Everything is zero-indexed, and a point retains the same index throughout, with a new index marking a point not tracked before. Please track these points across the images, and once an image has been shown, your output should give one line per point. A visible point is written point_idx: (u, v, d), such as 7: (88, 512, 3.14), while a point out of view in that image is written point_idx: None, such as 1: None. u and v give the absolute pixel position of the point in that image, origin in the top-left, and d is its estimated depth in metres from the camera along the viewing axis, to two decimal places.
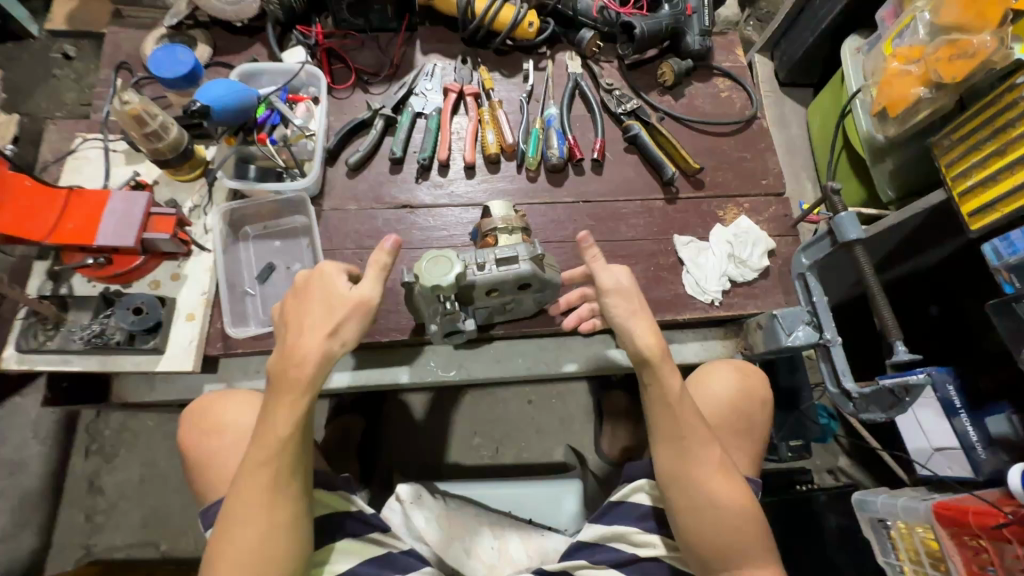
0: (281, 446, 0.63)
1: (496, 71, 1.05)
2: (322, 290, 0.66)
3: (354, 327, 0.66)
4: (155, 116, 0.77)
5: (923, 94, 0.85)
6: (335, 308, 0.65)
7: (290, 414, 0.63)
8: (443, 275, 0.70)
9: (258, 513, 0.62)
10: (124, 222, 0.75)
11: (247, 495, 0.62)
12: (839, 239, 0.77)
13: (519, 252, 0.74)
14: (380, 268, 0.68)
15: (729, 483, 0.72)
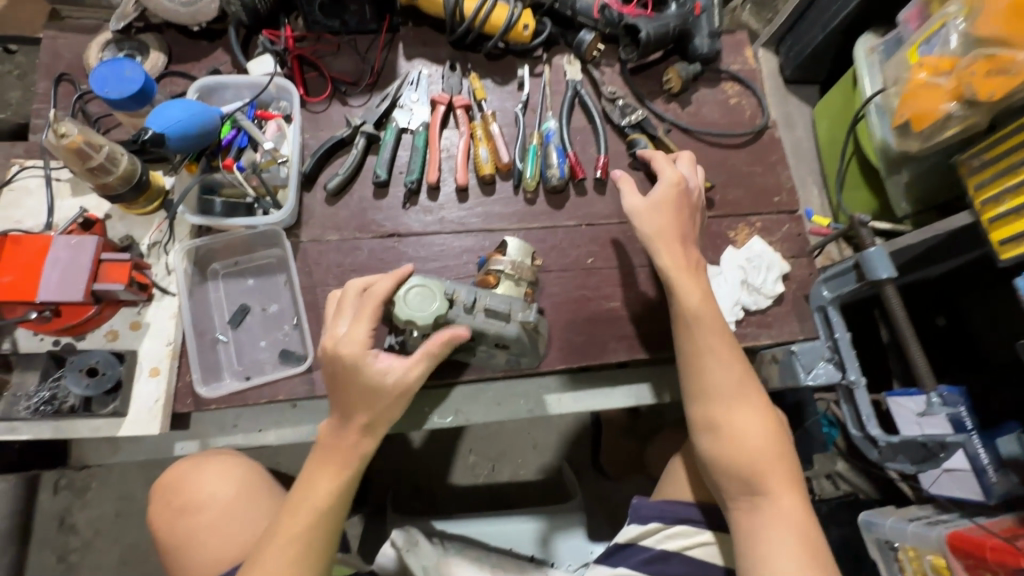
0: (314, 520, 0.61)
1: (488, 77, 0.96)
2: (357, 382, 0.61)
3: (397, 409, 0.63)
4: (100, 147, 0.67)
5: (953, 111, 0.79)
6: (387, 397, 0.62)
7: (330, 483, 0.62)
8: (422, 312, 0.64)
9: None
10: (70, 274, 0.66)
11: (268, 558, 0.58)
12: (866, 277, 0.71)
13: (512, 308, 0.67)
14: (431, 355, 0.62)
15: (783, 450, 0.71)
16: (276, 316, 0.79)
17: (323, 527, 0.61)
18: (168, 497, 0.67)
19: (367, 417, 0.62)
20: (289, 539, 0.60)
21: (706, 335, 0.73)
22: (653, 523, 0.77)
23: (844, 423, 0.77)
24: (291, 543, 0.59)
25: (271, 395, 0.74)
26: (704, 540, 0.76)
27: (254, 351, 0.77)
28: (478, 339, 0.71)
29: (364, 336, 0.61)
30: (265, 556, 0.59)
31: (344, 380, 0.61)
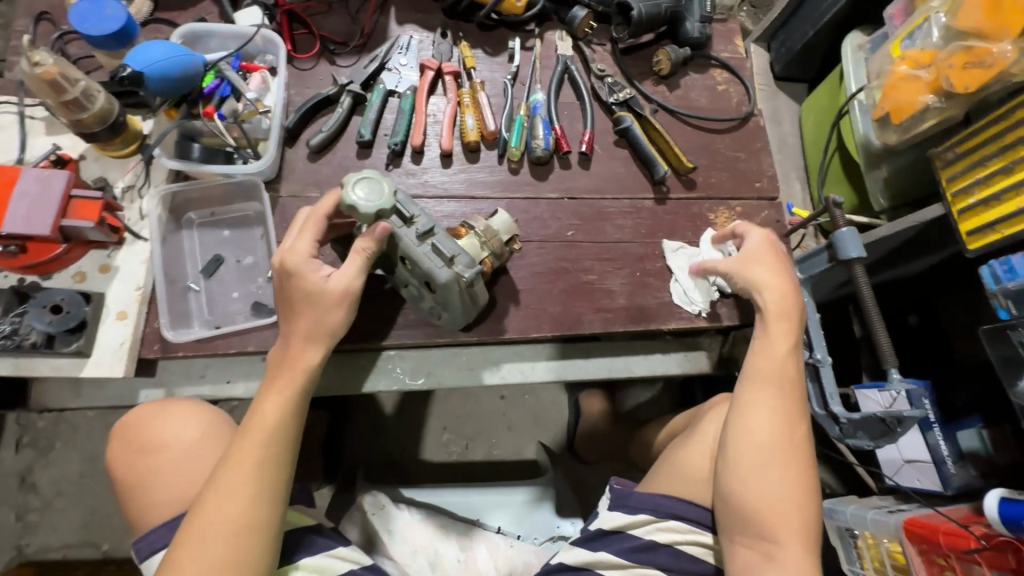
0: (269, 443, 0.61)
1: (479, 47, 0.96)
2: (298, 290, 0.64)
3: (337, 318, 0.66)
4: (76, 81, 0.66)
5: (931, 102, 0.81)
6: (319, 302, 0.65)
7: (282, 407, 0.62)
8: (372, 203, 0.66)
9: (233, 507, 0.57)
10: (37, 207, 0.64)
11: (223, 487, 0.58)
12: (838, 257, 0.73)
13: (457, 255, 0.68)
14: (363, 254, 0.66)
15: (812, 513, 0.70)
16: (251, 269, 0.78)
17: (281, 449, 0.61)
18: (126, 441, 0.65)
19: (307, 328, 0.64)
20: (243, 464, 0.59)
21: (780, 390, 0.72)
22: (644, 515, 0.77)
23: (808, 402, 0.78)
24: (251, 470, 0.59)
25: (241, 346, 0.73)
26: (693, 535, 0.75)
27: (226, 302, 0.76)
28: (412, 269, 0.70)
29: (306, 249, 0.65)
30: (220, 483, 0.58)
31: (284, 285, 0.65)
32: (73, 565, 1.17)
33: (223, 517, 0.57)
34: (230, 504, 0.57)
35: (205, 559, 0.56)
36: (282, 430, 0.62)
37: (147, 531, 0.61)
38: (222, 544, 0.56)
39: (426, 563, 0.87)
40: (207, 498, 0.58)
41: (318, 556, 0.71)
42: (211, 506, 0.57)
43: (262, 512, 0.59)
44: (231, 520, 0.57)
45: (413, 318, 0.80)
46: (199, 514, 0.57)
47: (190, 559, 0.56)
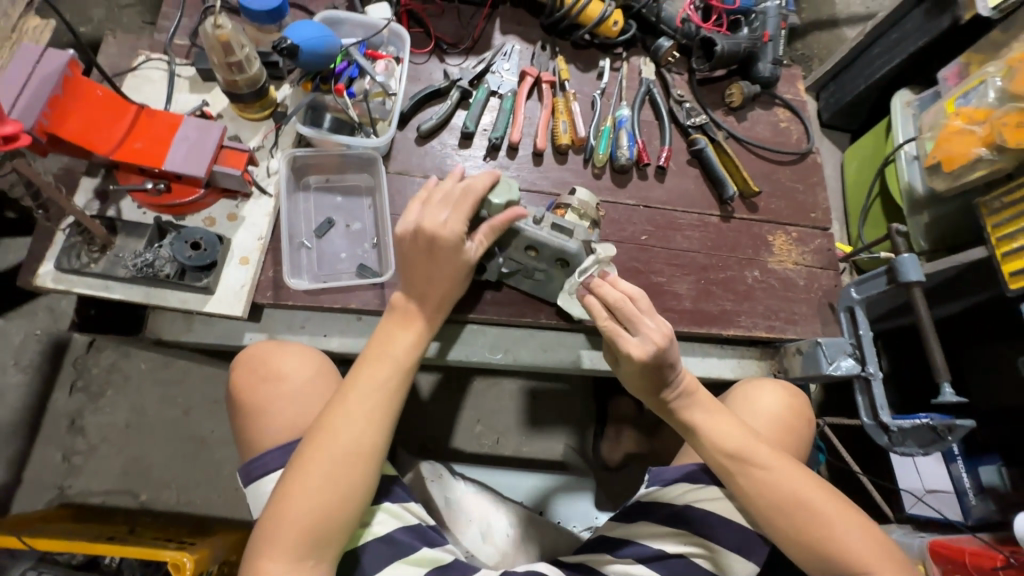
0: (395, 368, 0.69)
1: (573, 63, 1.05)
2: (449, 260, 0.72)
3: (455, 288, 0.74)
4: (242, 47, 0.74)
5: (983, 154, 0.90)
6: (465, 273, 0.74)
7: (410, 337, 0.71)
8: (506, 196, 0.76)
9: (360, 420, 0.65)
10: (195, 151, 0.71)
11: (355, 405, 0.65)
12: (898, 279, 0.80)
13: (575, 229, 0.78)
14: (493, 234, 0.74)
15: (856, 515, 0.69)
16: (359, 234, 0.84)
17: (401, 376, 0.69)
18: (246, 368, 0.70)
19: (440, 296, 0.73)
20: (368, 385, 0.67)
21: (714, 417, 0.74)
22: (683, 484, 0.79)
23: (857, 412, 0.84)
24: (376, 389, 0.67)
25: (345, 302, 0.79)
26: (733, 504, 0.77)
27: (334, 261, 0.83)
28: (540, 255, 0.79)
29: (460, 227, 0.71)
30: (346, 409, 0.65)
31: (434, 251, 0.71)
32: (111, 511, 1.19)
33: (353, 435, 0.64)
34: (357, 423, 0.64)
35: (328, 466, 0.62)
36: (405, 357, 0.70)
37: (262, 454, 0.65)
38: (353, 458, 0.63)
39: (478, 533, 0.92)
40: (338, 414, 0.65)
41: (395, 504, 0.75)
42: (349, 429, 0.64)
43: (381, 428, 0.66)
44: (357, 433, 0.64)
45: (499, 297, 0.86)
46: (328, 425, 0.64)
47: (325, 476, 0.61)
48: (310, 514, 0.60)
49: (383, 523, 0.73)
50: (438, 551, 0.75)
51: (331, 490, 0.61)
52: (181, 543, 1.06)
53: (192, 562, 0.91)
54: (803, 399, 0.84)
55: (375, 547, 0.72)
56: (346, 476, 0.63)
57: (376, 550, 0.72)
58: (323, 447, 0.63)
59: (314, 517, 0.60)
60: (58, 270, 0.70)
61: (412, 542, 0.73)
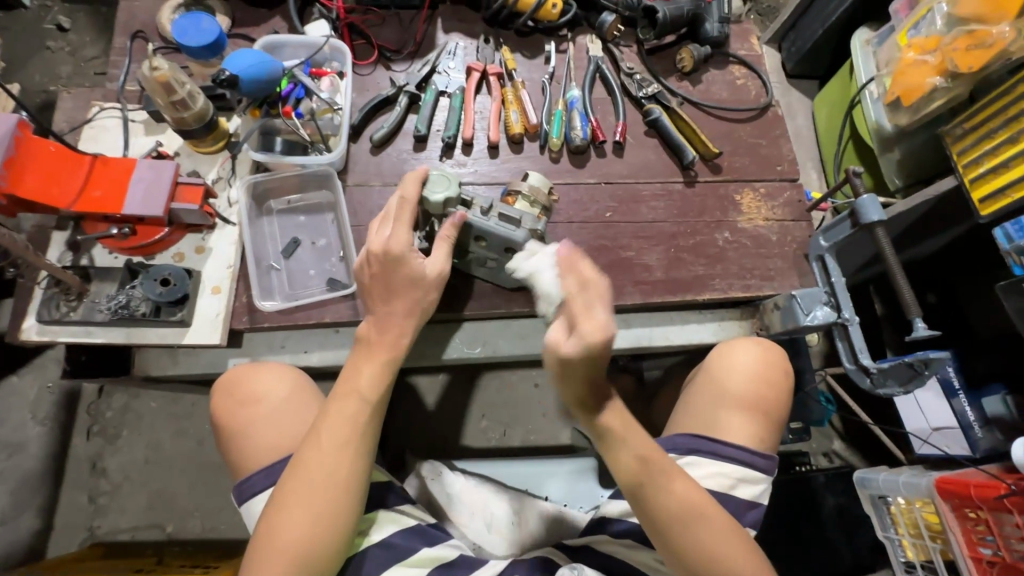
0: (362, 404, 0.70)
1: (518, 51, 1.06)
2: (407, 279, 0.73)
3: (432, 301, 0.76)
4: (183, 84, 0.76)
5: (939, 83, 0.89)
6: (425, 289, 0.75)
7: (376, 372, 0.72)
8: (442, 192, 0.77)
9: (330, 454, 0.67)
10: (152, 192, 0.74)
11: (326, 439, 0.67)
12: (860, 222, 0.79)
13: (522, 218, 0.78)
14: (449, 241, 0.76)
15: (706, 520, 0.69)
16: (325, 249, 0.87)
17: (369, 409, 0.71)
18: (223, 395, 0.72)
19: (407, 308, 0.74)
20: (339, 422, 0.69)
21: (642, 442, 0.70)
22: (690, 457, 0.77)
23: (838, 358, 0.83)
24: (349, 426, 0.69)
25: (319, 316, 0.82)
26: (733, 472, 0.75)
27: (304, 279, 0.85)
28: (489, 244, 0.79)
29: (408, 238, 0.74)
30: (318, 441, 0.67)
31: (388, 272, 0.73)
32: (140, 545, 1.24)
33: (321, 468, 0.66)
34: (325, 455, 0.66)
35: (311, 501, 0.65)
36: (375, 391, 0.71)
37: (250, 475, 0.68)
38: (325, 490, 0.65)
39: (483, 524, 0.94)
40: (310, 446, 0.67)
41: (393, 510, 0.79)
42: (314, 467, 0.66)
43: (356, 459, 0.68)
44: (332, 468, 0.66)
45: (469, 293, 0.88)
46: (303, 460, 0.66)
47: (296, 506, 0.64)
48: (295, 546, 0.63)
49: (380, 531, 0.77)
50: (440, 549, 0.79)
51: (314, 523, 0.64)
52: (209, 568, 1.10)
53: None
54: (775, 348, 0.84)
55: (374, 553, 0.75)
56: (327, 510, 0.65)
57: (376, 555, 0.75)
58: (295, 480, 0.65)
59: (298, 548, 0.63)
60: (41, 323, 0.74)
61: (413, 543, 0.77)
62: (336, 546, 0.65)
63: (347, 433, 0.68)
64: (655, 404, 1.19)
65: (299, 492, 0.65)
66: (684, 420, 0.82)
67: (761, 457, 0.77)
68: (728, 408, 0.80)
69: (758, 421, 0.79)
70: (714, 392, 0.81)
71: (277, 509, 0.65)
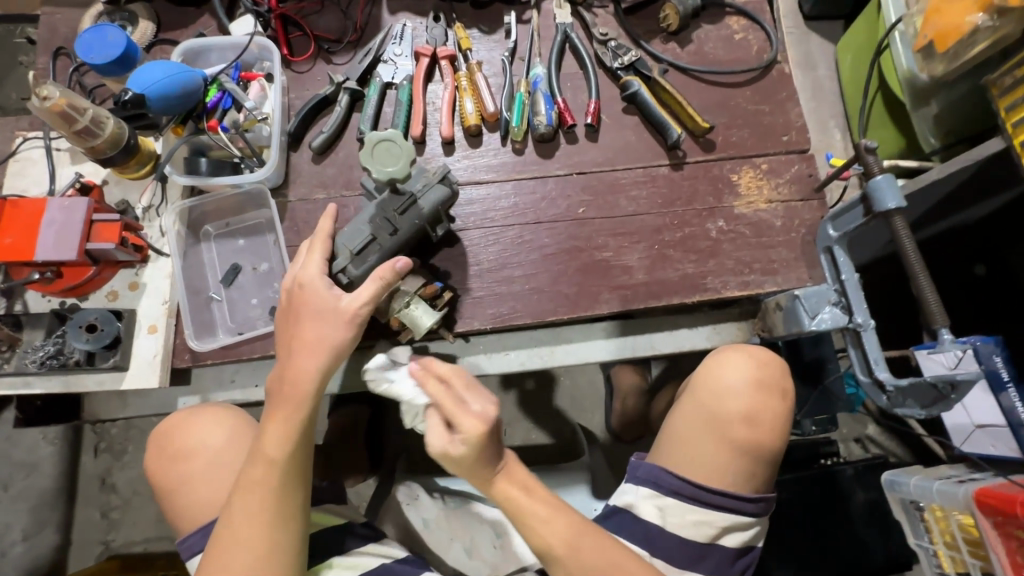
0: (272, 464, 0.62)
1: (475, 27, 0.93)
2: (313, 308, 0.65)
3: (346, 335, 0.65)
4: (84, 110, 0.69)
5: (981, 22, 0.71)
6: (344, 324, 0.65)
7: (282, 434, 0.62)
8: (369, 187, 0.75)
9: (248, 527, 0.60)
10: (64, 233, 0.68)
11: (240, 512, 0.60)
12: (874, 209, 0.65)
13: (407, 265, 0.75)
14: (383, 282, 0.66)
15: None
16: (267, 274, 0.80)
17: (286, 471, 0.62)
18: (158, 449, 0.69)
19: (314, 342, 0.64)
20: (252, 490, 0.61)
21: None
22: (669, 498, 0.68)
23: (850, 369, 0.71)
24: (263, 499, 0.61)
25: (263, 350, 0.76)
26: (715, 519, 0.68)
27: (246, 309, 0.79)
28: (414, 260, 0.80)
29: (319, 265, 0.68)
30: (233, 512, 0.61)
31: (298, 307, 0.66)
32: (153, 556, 1.28)
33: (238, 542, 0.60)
34: (242, 528, 0.60)
35: None
36: (283, 453, 0.62)
37: (188, 534, 0.65)
38: (244, 564, 0.59)
39: (463, 550, 0.89)
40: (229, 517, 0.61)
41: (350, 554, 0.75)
42: (232, 543, 0.60)
43: (279, 526, 0.61)
44: (249, 547, 0.60)
45: None
46: (221, 535, 0.60)
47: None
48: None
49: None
50: None
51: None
52: None
53: None
54: (774, 361, 0.74)
55: None
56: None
57: None
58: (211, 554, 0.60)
59: None
60: None
61: None
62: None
63: (264, 503, 0.61)
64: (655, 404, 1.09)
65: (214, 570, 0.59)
66: (665, 445, 0.73)
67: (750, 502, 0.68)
68: (714, 437, 0.70)
69: (744, 458, 0.70)
70: (701, 426, 0.71)
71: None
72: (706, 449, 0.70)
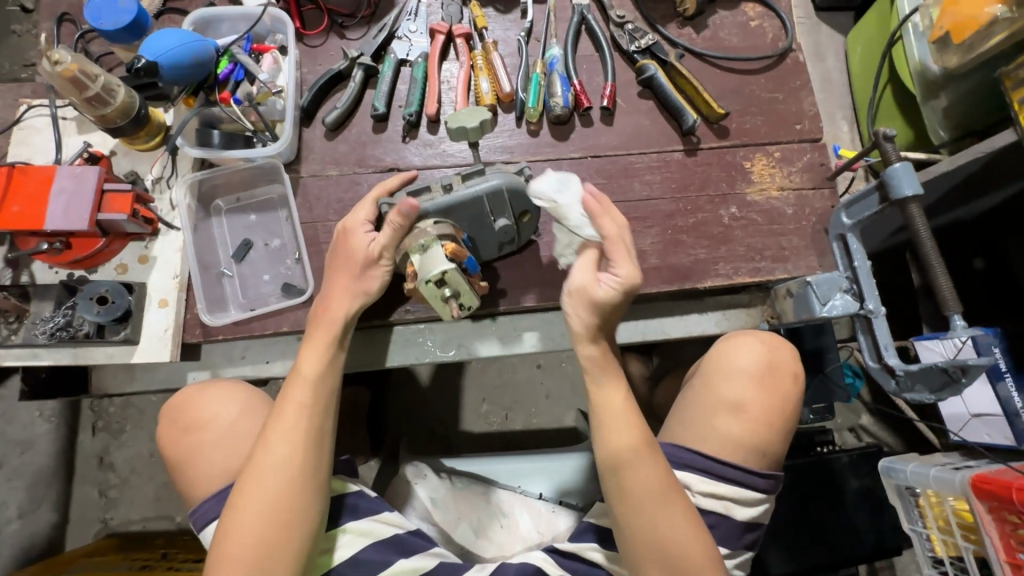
0: (309, 387, 0.66)
1: (490, 6, 0.92)
2: (346, 251, 0.70)
3: (375, 279, 0.70)
4: (96, 77, 0.67)
5: (1000, 13, 0.72)
6: (376, 267, 0.70)
7: (321, 358, 0.68)
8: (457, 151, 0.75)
9: (288, 446, 0.63)
10: (76, 203, 0.67)
11: (277, 433, 0.64)
12: (890, 197, 0.66)
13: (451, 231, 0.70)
14: (397, 227, 0.67)
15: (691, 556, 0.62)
16: (279, 251, 0.80)
17: (323, 393, 0.67)
18: (171, 421, 0.68)
19: (348, 283, 0.70)
20: (288, 411, 0.65)
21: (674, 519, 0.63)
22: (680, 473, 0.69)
23: (860, 355, 0.73)
24: (299, 417, 0.65)
25: (275, 326, 0.75)
26: (727, 494, 0.69)
27: (259, 285, 0.79)
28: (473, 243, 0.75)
29: (363, 217, 0.70)
30: (271, 436, 0.64)
31: (338, 252, 0.71)
32: (152, 535, 1.27)
33: (275, 462, 0.62)
34: (280, 447, 0.63)
35: (265, 500, 0.61)
36: (320, 377, 0.67)
37: (202, 503, 0.64)
38: (279, 484, 0.61)
39: (470, 529, 0.90)
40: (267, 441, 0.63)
41: (361, 521, 0.75)
42: (268, 462, 0.62)
43: (315, 449, 0.64)
44: (284, 461, 0.62)
45: None
46: (258, 458, 0.63)
47: (250, 503, 0.61)
48: (250, 549, 0.59)
49: (347, 546, 0.73)
50: (418, 559, 0.75)
51: (269, 525, 0.60)
52: None
53: None
54: (785, 346, 0.75)
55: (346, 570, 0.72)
56: (287, 509, 0.61)
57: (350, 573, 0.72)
58: (246, 477, 0.62)
59: (257, 548, 0.60)
60: None
61: (387, 555, 0.73)
62: (301, 549, 0.61)
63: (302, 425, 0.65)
64: (658, 390, 1.10)
65: (251, 488, 0.61)
66: (675, 426, 0.73)
67: (761, 477, 0.69)
68: (724, 415, 0.71)
69: (757, 432, 0.71)
70: (710, 406, 0.72)
71: (230, 513, 0.61)
72: (722, 426, 0.71)
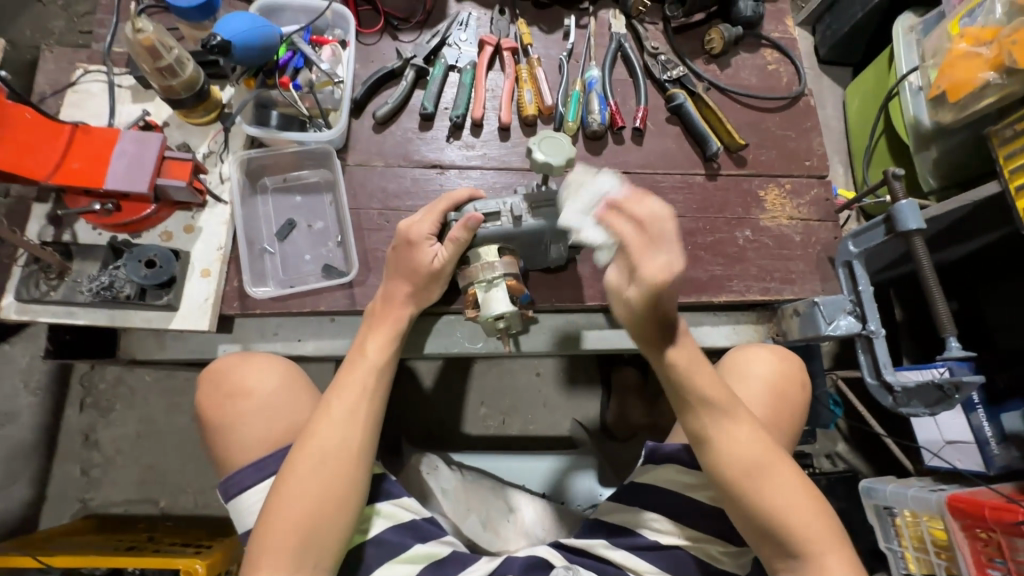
0: (372, 369, 0.71)
1: (535, 25, 0.98)
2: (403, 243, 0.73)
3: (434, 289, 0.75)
4: (170, 48, 0.70)
5: (991, 79, 0.82)
6: (430, 279, 0.73)
7: (383, 340, 0.72)
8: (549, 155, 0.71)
9: (343, 420, 0.66)
10: (136, 166, 0.69)
11: (332, 407, 0.67)
12: (896, 229, 0.74)
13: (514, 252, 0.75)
14: (459, 241, 0.71)
15: (785, 498, 0.65)
16: (321, 233, 0.82)
17: (381, 377, 0.71)
18: (210, 386, 0.69)
19: (404, 287, 0.73)
20: (351, 390, 0.69)
21: (772, 472, 0.66)
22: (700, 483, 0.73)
23: (860, 372, 0.80)
24: (365, 395, 0.69)
25: (314, 304, 0.77)
26: None
27: (299, 264, 0.81)
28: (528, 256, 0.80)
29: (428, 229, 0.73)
30: (329, 411, 0.67)
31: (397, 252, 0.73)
32: (133, 519, 1.23)
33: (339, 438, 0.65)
34: (340, 425, 0.66)
35: (329, 474, 0.63)
36: (385, 364, 0.71)
37: (237, 470, 0.65)
38: (334, 457, 0.64)
39: (478, 522, 0.92)
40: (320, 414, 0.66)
41: (391, 503, 0.76)
42: (341, 435, 0.66)
43: (368, 428, 0.68)
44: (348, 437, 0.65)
45: None
46: (315, 432, 0.65)
47: (309, 475, 0.63)
48: (309, 513, 0.61)
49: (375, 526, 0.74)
50: (433, 546, 0.75)
51: (325, 499, 0.62)
52: (200, 547, 1.08)
53: (204, 567, 0.92)
54: (794, 359, 0.81)
55: (367, 550, 0.73)
56: (338, 483, 0.63)
57: (366, 552, 0.72)
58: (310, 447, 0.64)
59: (308, 518, 0.61)
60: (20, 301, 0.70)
61: (405, 540, 0.74)
62: (349, 521, 0.63)
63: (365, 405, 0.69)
64: None
65: (309, 459, 0.64)
66: None
67: None
68: None
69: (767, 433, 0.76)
70: None
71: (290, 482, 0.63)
72: None
